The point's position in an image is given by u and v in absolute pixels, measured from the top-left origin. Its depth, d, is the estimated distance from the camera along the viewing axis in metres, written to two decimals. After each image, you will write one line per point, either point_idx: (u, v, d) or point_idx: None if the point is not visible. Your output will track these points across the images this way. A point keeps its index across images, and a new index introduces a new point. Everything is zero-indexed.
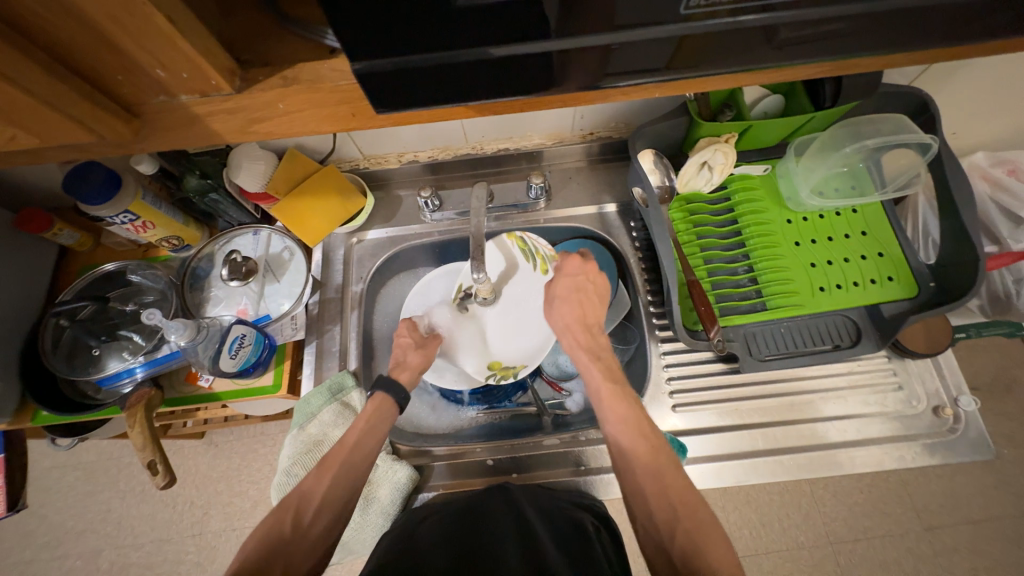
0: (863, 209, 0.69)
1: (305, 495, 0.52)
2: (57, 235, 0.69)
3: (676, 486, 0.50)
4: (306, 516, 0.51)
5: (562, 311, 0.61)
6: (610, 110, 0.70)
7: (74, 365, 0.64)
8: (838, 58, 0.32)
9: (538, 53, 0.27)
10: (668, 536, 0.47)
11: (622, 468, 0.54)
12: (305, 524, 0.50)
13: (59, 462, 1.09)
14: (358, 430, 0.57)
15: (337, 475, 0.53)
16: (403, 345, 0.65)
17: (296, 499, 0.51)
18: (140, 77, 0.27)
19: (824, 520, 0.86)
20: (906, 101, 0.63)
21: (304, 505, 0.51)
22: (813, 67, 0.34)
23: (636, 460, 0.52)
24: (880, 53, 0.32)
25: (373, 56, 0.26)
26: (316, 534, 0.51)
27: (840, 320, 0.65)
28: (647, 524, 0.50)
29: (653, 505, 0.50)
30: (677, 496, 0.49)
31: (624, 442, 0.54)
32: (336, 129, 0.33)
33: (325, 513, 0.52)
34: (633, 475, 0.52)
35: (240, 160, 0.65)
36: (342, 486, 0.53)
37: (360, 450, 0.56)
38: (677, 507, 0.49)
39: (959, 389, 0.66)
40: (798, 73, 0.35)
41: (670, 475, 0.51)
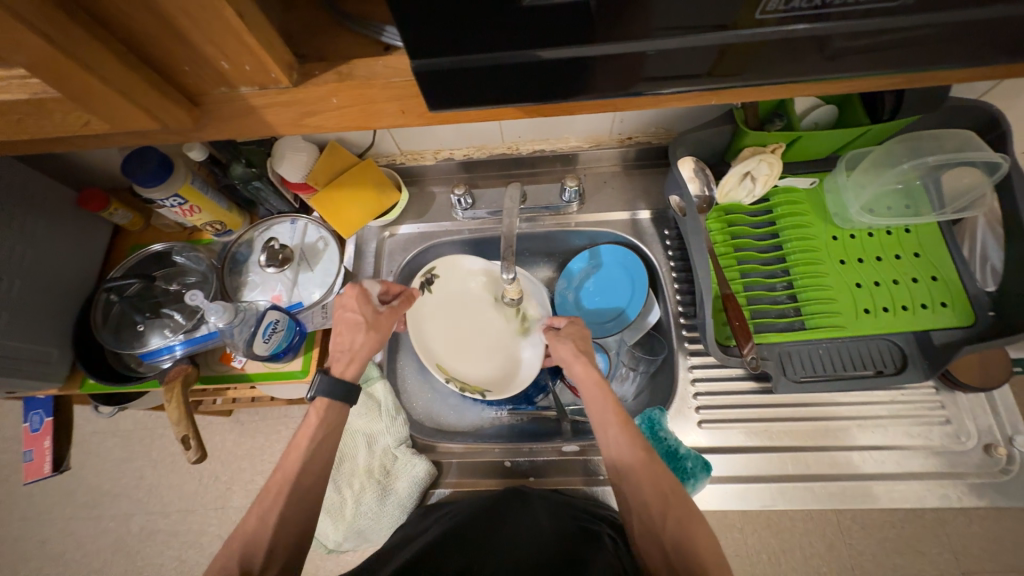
0: (917, 230, 0.65)
1: (253, 537, 0.51)
2: (112, 215, 0.73)
3: (668, 478, 0.50)
4: (255, 561, 0.49)
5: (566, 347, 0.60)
6: (651, 115, 0.69)
7: (120, 338, 0.67)
8: (910, 70, 0.30)
9: (593, 55, 0.27)
10: (660, 524, 0.48)
11: (612, 461, 0.53)
12: (253, 572, 0.49)
13: (99, 428, 1.16)
14: (297, 455, 0.55)
15: (280, 514, 0.52)
16: (350, 322, 0.60)
17: (242, 545, 0.50)
18: (206, 68, 0.28)
19: (851, 552, 0.82)
20: (974, 115, 0.59)
21: (254, 547, 0.50)
22: (880, 77, 0.32)
23: (630, 456, 0.52)
24: (960, 65, 0.29)
25: (428, 55, 0.26)
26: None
27: (885, 345, 0.62)
28: (639, 514, 0.50)
29: (649, 497, 0.50)
30: (671, 493, 0.49)
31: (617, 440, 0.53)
32: (385, 125, 0.33)
33: (278, 552, 0.51)
34: (625, 469, 0.52)
35: (284, 150, 0.67)
36: (287, 526, 0.52)
37: (304, 479, 0.54)
38: (670, 499, 0.49)
39: (1014, 428, 0.61)
40: (863, 83, 0.33)
41: (662, 470, 0.51)
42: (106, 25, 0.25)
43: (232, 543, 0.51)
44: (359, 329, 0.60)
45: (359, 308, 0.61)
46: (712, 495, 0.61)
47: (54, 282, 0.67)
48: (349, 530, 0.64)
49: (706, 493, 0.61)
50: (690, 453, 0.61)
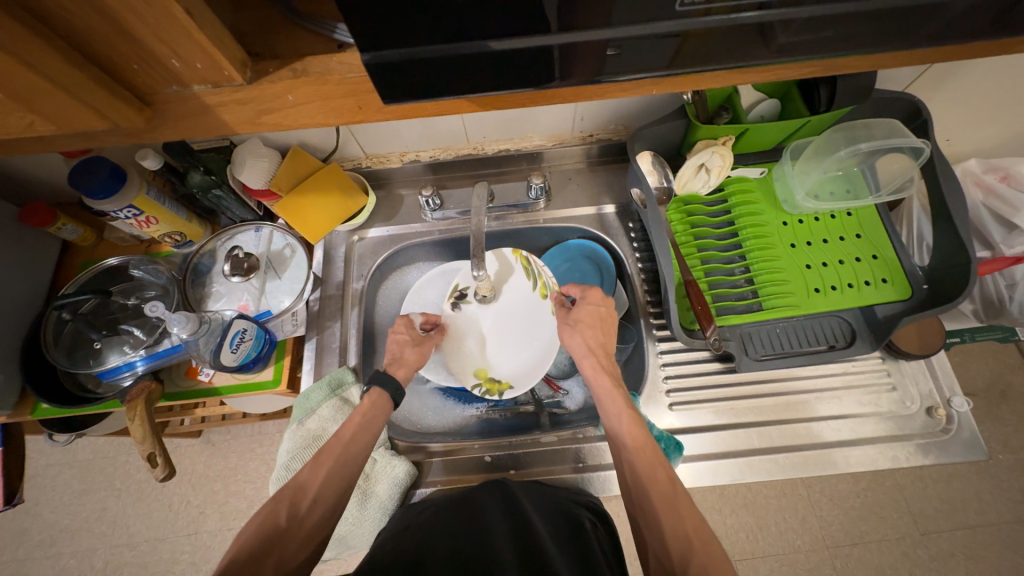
0: (857, 213, 0.70)
1: (300, 486, 0.52)
2: (61, 230, 0.70)
3: (693, 519, 0.49)
4: (302, 508, 0.51)
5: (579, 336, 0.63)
6: (609, 112, 0.71)
7: (74, 357, 0.64)
8: (829, 57, 0.33)
9: (540, 46, 0.28)
10: (675, 561, 0.45)
11: (635, 501, 0.52)
12: (300, 513, 0.50)
13: (55, 460, 1.09)
14: (354, 423, 0.57)
15: (330, 469, 0.53)
16: (399, 340, 0.66)
17: (290, 491, 0.52)
18: (156, 67, 0.28)
19: (821, 523, 0.86)
20: (901, 106, 0.64)
21: (300, 495, 0.51)
22: (807, 65, 0.35)
23: (653, 488, 0.51)
24: (875, 50, 0.32)
25: (382, 49, 0.27)
26: (308, 527, 0.50)
27: (835, 321, 0.66)
28: (655, 553, 0.48)
29: (669, 536, 0.48)
30: (695, 537, 0.47)
31: (640, 468, 0.53)
32: (343, 122, 0.34)
33: (320, 504, 0.52)
34: (648, 505, 0.51)
35: (243, 156, 0.66)
36: (334, 483, 0.53)
37: (354, 446, 0.56)
38: (693, 542, 0.47)
39: (952, 391, 0.67)
40: (791, 72, 0.36)
41: (683, 506, 0.50)
42: (47, 24, 0.24)
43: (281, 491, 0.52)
44: (406, 344, 0.65)
45: (407, 329, 0.66)
46: (686, 473, 0.64)
47: None
48: (330, 538, 0.63)
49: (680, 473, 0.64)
50: (664, 434, 0.63)
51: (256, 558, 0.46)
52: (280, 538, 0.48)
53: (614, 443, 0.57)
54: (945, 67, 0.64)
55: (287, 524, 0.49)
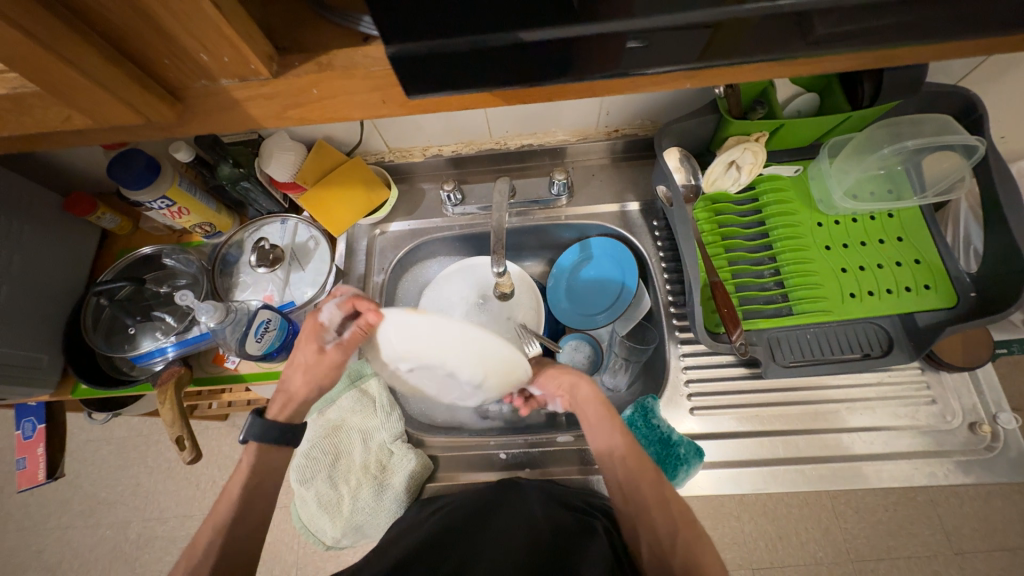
0: (899, 214, 0.66)
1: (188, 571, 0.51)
2: (100, 219, 0.73)
3: (677, 499, 0.52)
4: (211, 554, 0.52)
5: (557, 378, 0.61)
6: (635, 107, 0.69)
7: (111, 342, 0.67)
8: (880, 48, 0.30)
9: (569, 38, 0.28)
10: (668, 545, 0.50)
11: (630, 507, 0.53)
12: None
13: (94, 436, 1.15)
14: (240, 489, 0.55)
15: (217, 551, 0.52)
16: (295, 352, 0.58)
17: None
18: (186, 61, 0.28)
19: (846, 536, 0.83)
20: (953, 101, 0.60)
21: None
22: (853, 57, 0.33)
23: (644, 486, 0.53)
24: (933, 39, 0.30)
25: (408, 41, 0.27)
26: None
27: (871, 329, 0.63)
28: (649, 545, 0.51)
29: (661, 527, 0.51)
30: (682, 523, 0.51)
31: (631, 469, 0.53)
32: (369, 115, 0.33)
33: None
34: (641, 501, 0.52)
35: (272, 150, 0.67)
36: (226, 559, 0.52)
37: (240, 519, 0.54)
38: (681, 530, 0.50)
39: (998, 406, 0.63)
40: (836, 64, 0.34)
41: (676, 507, 0.52)
42: (83, 19, 0.25)
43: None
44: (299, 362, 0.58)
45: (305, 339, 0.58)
46: (705, 480, 0.62)
47: (41, 286, 0.66)
48: (347, 526, 0.64)
49: (699, 479, 0.62)
50: (683, 440, 0.61)
51: None
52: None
53: (597, 446, 0.56)
54: (1004, 58, 0.59)
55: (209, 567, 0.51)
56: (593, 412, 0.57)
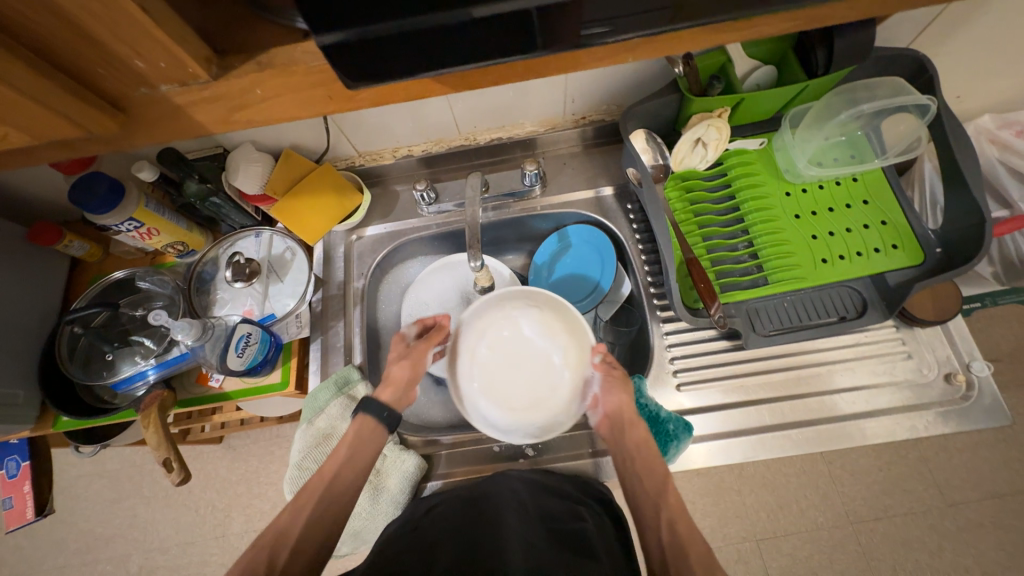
0: (863, 178, 0.68)
1: (283, 532, 0.50)
2: (68, 246, 0.72)
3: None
4: (280, 558, 0.48)
5: (616, 400, 0.59)
6: (600, 92, 0.70)
7: (89, 370, 0.65)
8: (820, 6, 0.31)
9: (503, 15, 0.28)
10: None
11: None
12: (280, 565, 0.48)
13: (85, 471, 1.12)
14: (339, 457, 0.55)
15: (312, 513, 0.51)
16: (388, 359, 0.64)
17: (274, 536, 0.50)
18: (122, 70, 0.28)
19: (844, 499, 0.85)
20: (903, 64, 0.62)
21: (281, 542, 0.49)
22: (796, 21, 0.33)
23: (692, 548, 0.47)
24: None
25: (339, 28, 0.26)
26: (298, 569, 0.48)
27: (845, 292, 0.64)
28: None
29: None
30: None
31: (682, 529, 0.49)
32: (317, 113, 0.33)
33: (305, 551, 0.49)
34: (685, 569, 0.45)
35: (237, 162, 0.66)
36: (320, 522, 0.51)
37: (340, 480, 0.54)
38: None
39: (971, 355, 0.65)
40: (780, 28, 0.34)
41: None
42: (11, 34, 0.25)
43: (263, 537, 0.50)
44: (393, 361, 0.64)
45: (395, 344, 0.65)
46: (696, 453, 0.63)
47: (10, 319, 0.65)
48: (346, 533, 0.64)
49: (691, 453, 0.63)
50: (672, 416, 0.62)
51: None
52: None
53: (645, 506, 0.52)
54: (948, 18, 0.61)
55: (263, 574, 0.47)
56: (641, 452, 0.56)
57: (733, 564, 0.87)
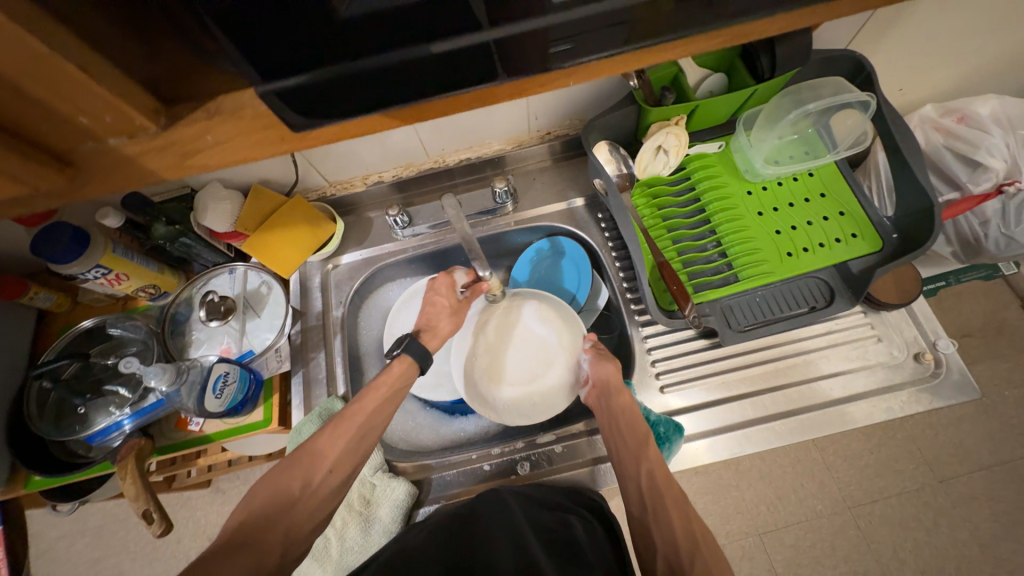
0: (818, 172, 0.71)
1: (316, 452, 0.52)
2: (34, 299, 0.70)
3: (700, 522, 0.49)
4: (315, 476, 0.51)
5: (604, 370, 0.60)
6: (563, 108, 0.72)
7: (61, 426, 0.63)
8: (752, 20, 0.33)
9: (443, 52, 0.29)
10: (687, 561, 0.45)
11: (646, 512, 0.51)
12: (312, 483, 0.51)
13: (65, 531, 1.07)
14: (380, 396, 0.57)
15: (349, 441, 0.54)
16: (437, 305, 0.66)
17: (306, 457, 0.52)
18: (67, 126, 0.28)
19: (840, 485, 0.85)
20: (844, 64, 0.65)
21: (316, 462, 0.52)
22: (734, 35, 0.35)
23: (669, 493, 0.51)
24: (799, 5, 0.32)
25: (282, 76, 0.27)
26: (321, 494, 0.51)
27: (812, 282, 0.67)
28: (666, 558, 0.47)
29: (677, 533, 0.48)
30: (701, 538, 0.47)
31: (659, 480, 0.52)
32: (274, 154, 0.33)
33: (336, 473, 0.53)
34: (662, 510, 0.50)
35: (206, 202, 0.66)
36: (350, 454, 0.54)
37: (375, 417, 0.57)
38: (698, 542, 0.47)
39: (936, 334, 0.67)
40: None
41: (698, 527, 0.48)
42: None
43: (297, 459, 0.52)
44: (444, 313, 0.66)
45: (446, 294, 0.67)
46: (685, 453, 0.64)
47: None
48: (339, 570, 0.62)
49: (681, 453, 0.64)
50: (661, 419, 0.63)
51: (267, 527, 0.47)
52: (286, 509, 0.49)
53: (626, 461, 0.55)
54: (879, 20, 0.65)
55: (297, 493, 0.50)
56: (625, 415, 0.57)
57: (738, 561, 0.86)
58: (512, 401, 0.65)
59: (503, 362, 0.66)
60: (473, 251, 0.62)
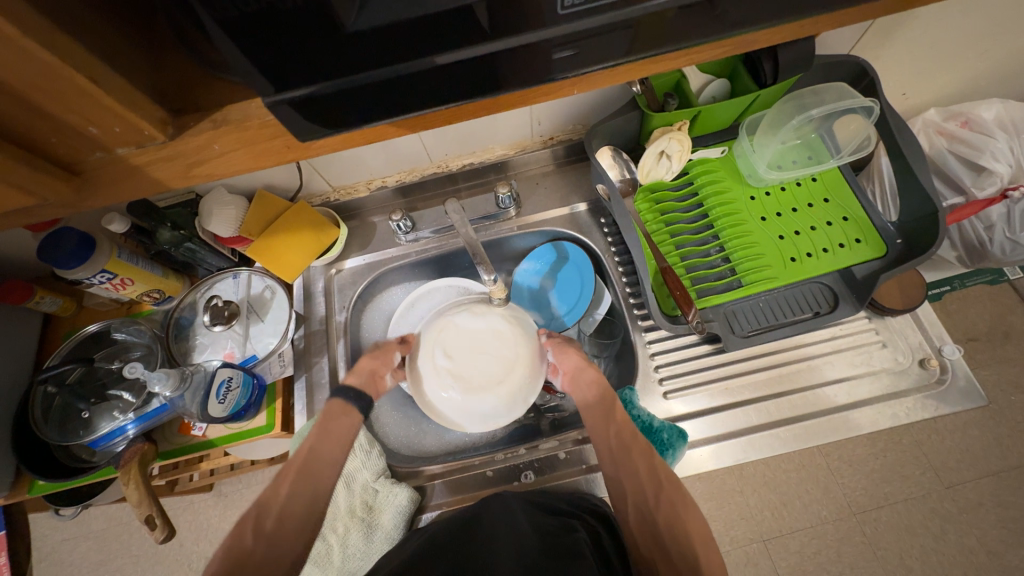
0: (822, 177, 0.71)
1: (265, 502, 0.47)
2: (40, 303, 0.71)
3: (664, 467, 0.53)
4: (267, 525, 0.46)
5: (571, 360, 0.63)
6: (566, 113, 0.72)
7: (65, 431, 0.63)
8: (762, 26, 0.32)
9: (446, 64, 0.29)
10: (652, 503, 0.50)
11: (616, 466, 0.54)
12: (264, 533, 0.45)
13: (69, 534, 1.07)
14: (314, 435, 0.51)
15: (293, 484, 0.48)
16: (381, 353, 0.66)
17: (254, 509, 0.47)
18: (76, 136, 0.28)
19: (845, 490, 0.85)
20: (847, 70, 0.66)
21: (263, 514, 0.46)
22: (745, 41, 0.35)
23: (636, 446, 0.54)
24: (810, 13, 0.32)
25: (288, 89, 0.28)
26: (278, 546, 0.45)
27: (816, 288, 0.66)
28: (635, 504, 0.51)
29: (644, 481, 0.52)
30: (665, 479, 0.52)
31: (626, 435, 0.55)
32: (280, 162, 0.34)
33: (287, 523, 0.47)
34: (631, 463, 0.53)
35: (211, 207, 0.66)
36: (300, 499, 0.48)
37: (320, 458, 0.50)
38: (663, 484, 0.51)
39: (942, 340, 0.67)
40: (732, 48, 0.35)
41: (665, 474, 0.52)
42: None
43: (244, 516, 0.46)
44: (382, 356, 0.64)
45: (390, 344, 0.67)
46: (690, 458, 0.64)
47: None
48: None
49: (685, 459, 0.64)
50: (665, 424, 0.63)
51: None
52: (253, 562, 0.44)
53: (594, 421, 0.58)
54: (883, 26, 0.65)
55: (251, 547, 0.44)
56: (593, 392, 0.60)
57: (743, 567, 0.86)
58: (507, 403, 0.59)
59: (468, 373, 0.58)
60: (478, 254, 0.62)
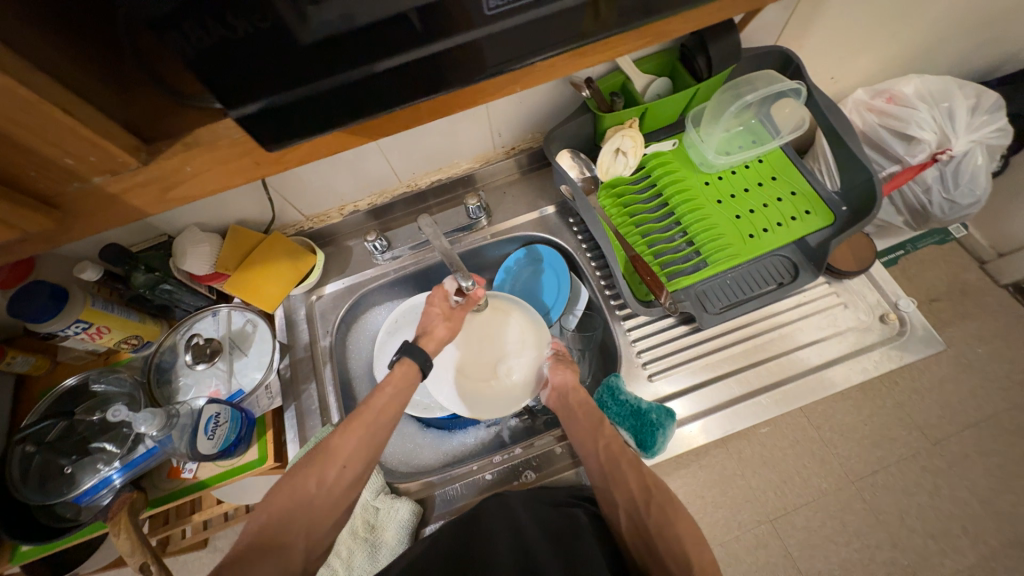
0: (767, 158, 0.76)
1: (332, 450, 0.52)
2: (12, 363, 0.69)
3: (650, 475, 0.56)
4: (329, 474, 0.51)
5: (564, 378, 0.65)
6: (524, 122, 0.75)
7: (46, 490, 0.60)
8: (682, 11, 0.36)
9: (385, 71, 0.31)
10: (644, 512, 0.53)
11: (605, 480, 0.57)
12: (327, 479, 0.51)
13: None
14: (386, 396, 0.55)
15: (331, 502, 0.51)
16: (434, 312, 0.63)
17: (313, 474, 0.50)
18: (52, 168, 0.29)
19: (840, 460, 0.87)
20: (774, 58, 0.72)
21: (330, 460, 0.51)
22: (670, 25, 0.38)
23: (623, 459, 0.57)
24: None
25: (241, 104, 0.29)
26: (337, 490, 0.51)
27: (777, 260, 0.70)
28: (629, 513, 0.53)
29: (634, 491, 0.54)
30: (653, 487, 0.55)
31: (614, 454, 0.57)
32: (248, 179, 0.36)
33: (352, 469, 0.52)
34: (621, 476, 0.56)
35: (184, 246, 0.67)
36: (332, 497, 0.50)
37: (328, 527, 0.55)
38: (651, 490, 0.54)
39: (897, 295, 0.71)
40: (661, 34, 0.39)
41: (654, 484, 0.55)
42: None
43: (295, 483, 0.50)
44: (437, 318, 0.62)
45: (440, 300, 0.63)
46: (680, 437, 0.65)
47: None
48: None
49: (675, 438, 0.65)
50: (652, 406, 0.64)
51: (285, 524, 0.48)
52: (272, 557, 0.46)
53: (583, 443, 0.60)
54: (800, 17, 0.71)
55: (313, 492, 0.50)
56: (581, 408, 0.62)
57: (754, 551, 0.86)
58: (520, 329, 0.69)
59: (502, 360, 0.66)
60: (455, 264, 0.62)
